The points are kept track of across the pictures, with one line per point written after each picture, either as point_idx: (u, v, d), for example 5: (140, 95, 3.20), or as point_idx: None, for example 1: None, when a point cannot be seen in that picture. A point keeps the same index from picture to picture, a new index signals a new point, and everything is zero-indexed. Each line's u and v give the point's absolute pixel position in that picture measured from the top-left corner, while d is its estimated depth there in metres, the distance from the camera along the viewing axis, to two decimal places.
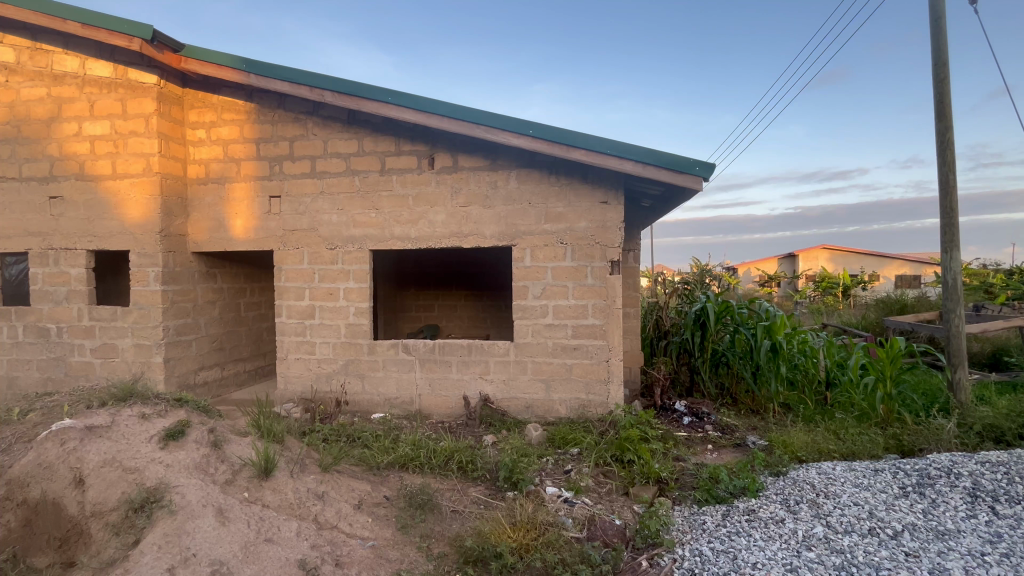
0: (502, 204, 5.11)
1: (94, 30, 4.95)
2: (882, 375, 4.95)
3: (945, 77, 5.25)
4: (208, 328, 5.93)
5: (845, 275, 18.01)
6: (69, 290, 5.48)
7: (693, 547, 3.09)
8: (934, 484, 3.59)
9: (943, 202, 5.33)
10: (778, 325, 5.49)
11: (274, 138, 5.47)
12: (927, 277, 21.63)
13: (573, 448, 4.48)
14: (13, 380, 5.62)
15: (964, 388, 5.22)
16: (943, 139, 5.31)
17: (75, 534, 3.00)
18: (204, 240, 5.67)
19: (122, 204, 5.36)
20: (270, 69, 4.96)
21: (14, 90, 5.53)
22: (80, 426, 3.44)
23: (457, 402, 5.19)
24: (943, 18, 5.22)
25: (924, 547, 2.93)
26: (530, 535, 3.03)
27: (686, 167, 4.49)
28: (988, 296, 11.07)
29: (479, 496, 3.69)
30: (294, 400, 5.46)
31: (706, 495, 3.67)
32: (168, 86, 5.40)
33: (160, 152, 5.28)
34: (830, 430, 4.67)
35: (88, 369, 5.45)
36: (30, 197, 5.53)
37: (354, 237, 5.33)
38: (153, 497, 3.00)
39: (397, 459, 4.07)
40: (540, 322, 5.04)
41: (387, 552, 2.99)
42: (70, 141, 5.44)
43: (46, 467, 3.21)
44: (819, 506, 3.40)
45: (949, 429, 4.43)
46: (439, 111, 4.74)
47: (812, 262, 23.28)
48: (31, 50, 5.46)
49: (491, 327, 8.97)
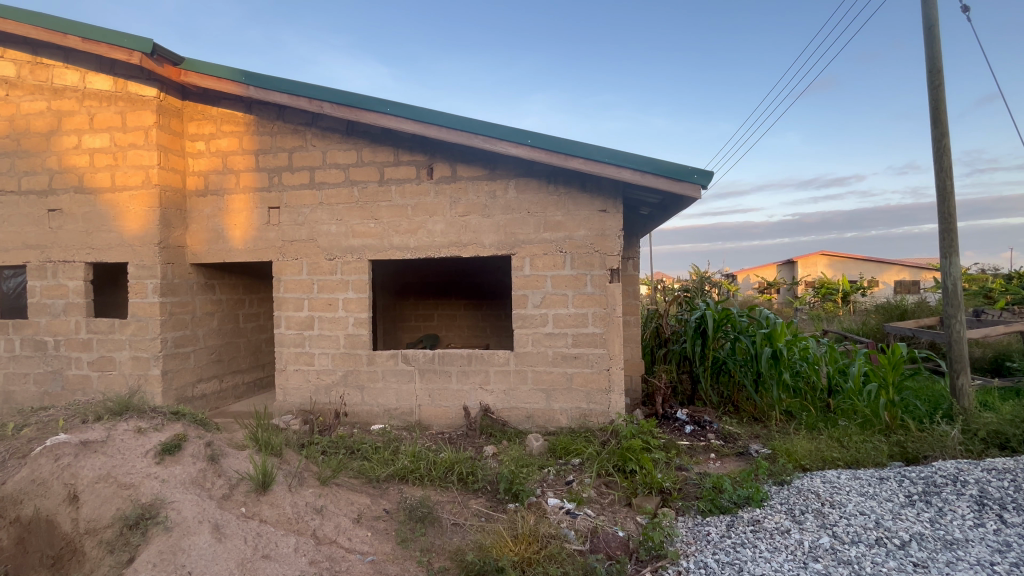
0: (501, 213, 5.09)
1: (94, 44, 4.96)
2: (883, 382, 4.90)
3: (940, 84, 5.27)
4: (207, 339, 5.90)
5: (845, 281, 17.95)
6: (66, 303, 5.44)
7: (698, 559, 3.04)
8: (941, 492, 3.55)
9: (941, 207, 5.31)
10: (778, 332, 5.47)
11: (273, 149, 5.47)
12: (926, 283, 21.73)
13: (574, 459, 4.43)
14: (9, 394, 5.57)
15: (967, 395, 5.21)
16: (940, 146, 5.30)
17: (68, 552, 2.94)
18: (202, 251, 5.65)
19: (122, 217, 5.34)
20: (270, 81, 4.96)
21: (13, 104, 5.53)
22: (75, 441, 3.41)
23: (457, 413, 5.14)
24: (936, 26, 5.25)
25: (932, 557, 2.88)
26: (532, 548, 2.98)
27: (684, 175, 4.50)
28: (989, 301, 11.08)
29: (480, 509, 3.64)
30: (293, 412, 5.40)
31: (709, 506, 3.62)
32: (168, 99, 5.41)
33: (160, 164, 5.27)
34: (832, 437, 4.63)
35: (85, 382, 5.40)
36: (29, 210, 5.52)
37: (353, 247, 5.32)
38: (148, 514, 2.94)
39: (397, 471, 4.03)
40: (540, 330, 5.01)
41: (387, 567, 2.94)
42: (69, 154, 5.43)
43: (40, 483, 3.18)
44: (825, 516, 3.35)
45: (954, 436, 4.38)
46: (438, 120, 4.73)
47: (812, 267, 23.08)
48: (32, 64, 5.47)
49: (491, 336, 8.93)
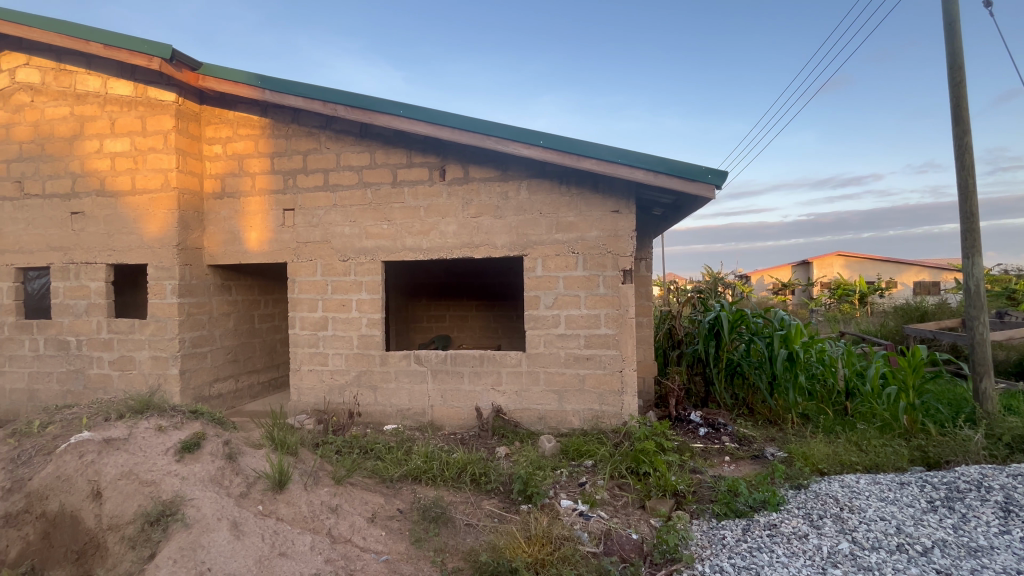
0: (513, 214, 5.11)
1: (115, 50, 5.07)
2: (903, 386, 4.81)
3: (961, 81, 5.19)
4: (223, 340, 5.99)
5: (862, 282, 17.69)
6: (88, 303, 5.56)
7: (713, 563, 3.03)
8: (964, 498, 3.50)
9: (963, 206, 5.23)
10: (794, 334, 5.44)
11: (288, 152, 5.54)
12: (946, 283, 21.38)
13: (587, 461, 4.43)
14: (33, 393, 5.69)
15: (991, 398, 5.08)
16: (961, 144, 5.22)
17: (92, 547, 3.01)
18: (219, 253, 5.74)
19: (142, 219, 5.44)
20: (285, 85, 5.03)
21: (38, 110, 5.66)
22: (99, 438, 3.49)
23: (469, 414, 5.16)
24: (957, 21, 5.17)
25: (956, 564, 2.84)
26: (545, 550, 3.00)
27: (697, 175, 4.49)
28: (1012, 303, 10.89)
29: (493, 510, 3.66)
30: (307, 412, 5.46)
31: (724, 509, 3.61)
32: (187, 104, 5.50)
33: (178, 167, 5.36)
34: (850, 441, 4.59)
35: (106, 380, 5.51)
36: (52, 213, 5.64)
37: (366, 248, 5.37)
38: (168, 511, 3.00)
39: (410, 472, 4.06)
40: (552, 331, 5.01)
41: (401, 566, 2.96)
42: (91, 158, 5.55)
43: (65, 479, 3.26)
44: (844, 521, 3.32)
45: (977, 440, 4.31)
46: (451, 122, 4.77)
47: (827, 267, 22.79)
48: (56, 71, 5.59)
49: (503, 337, 8.98)
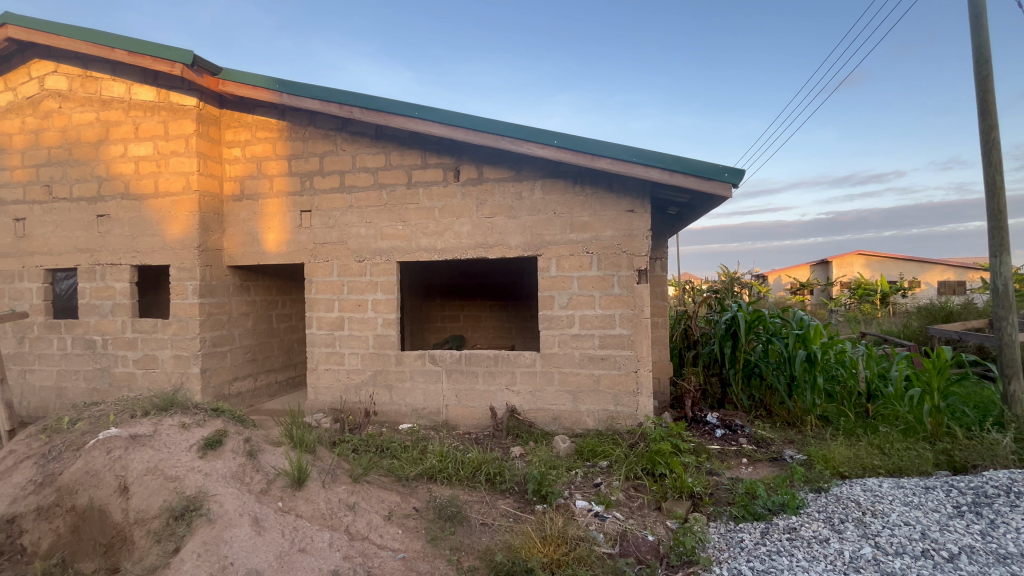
0: (527, 214, 5.14)
1: (139, 56, 5.19)
2: (928, 388, 4.73)
3: (988, 75, 5.09)
4: (242, 339, 6.10)
5: (883, 282, 17.37)
6: (113, 303, 5.70)
7: (731, 566, 3.03)
8: (992, 503, 3.44)
9: (990, 203, 5.13)
10: (813, 334, 5.39)
11: (305, 154, 5.63)
12: (972, 283, 20.91)
13: (602, 461, 4.45)
14: (61, 390, 5.85)
15: (1021, 402, 5.00)
16: (988, 139, 5.12)
17: (119, 541, 3.10)
18: (238, 254, 5.84)
19: (165, 221, 5.56)
20: (303, 88, 5.10)
21: (66, 116, 5.81)
22: (125, 435, 3.58)
23: (483, 413, 5.19)
24: (984, 14, 5.07)
25: (984, 570, 2.80)
26: (560, 550, 3.01)
27: (713, 174, 4.47)
28: None
29: (508, 509, 3.68)
30: (324, 411, 5.53)
31: (742, 512, 3.59)
32: (207, 108, 5.61)
33: (199, 170, 5.47)
34: (873, 444, 4.54)
35: (131, 379, 5.65)
36: (79, 216, 5.79)
37: (382, 249, 5.43)
38: (192, 506, 3.07)
39: (426, 471, 4.11)
40: (567, 331, 5.03)
41: (418, 564, 3.00)
42: (116, 162, 5.69)
43: (93, 474, 3.36)
44: (866, 526, 3.29)
45: (1005, 444, 4.22)
46: (466, 124, 4.80)
47: (847, 267, 22.44)
48: (82, 77, 5.74)
49: (517, 337, 9.01)
